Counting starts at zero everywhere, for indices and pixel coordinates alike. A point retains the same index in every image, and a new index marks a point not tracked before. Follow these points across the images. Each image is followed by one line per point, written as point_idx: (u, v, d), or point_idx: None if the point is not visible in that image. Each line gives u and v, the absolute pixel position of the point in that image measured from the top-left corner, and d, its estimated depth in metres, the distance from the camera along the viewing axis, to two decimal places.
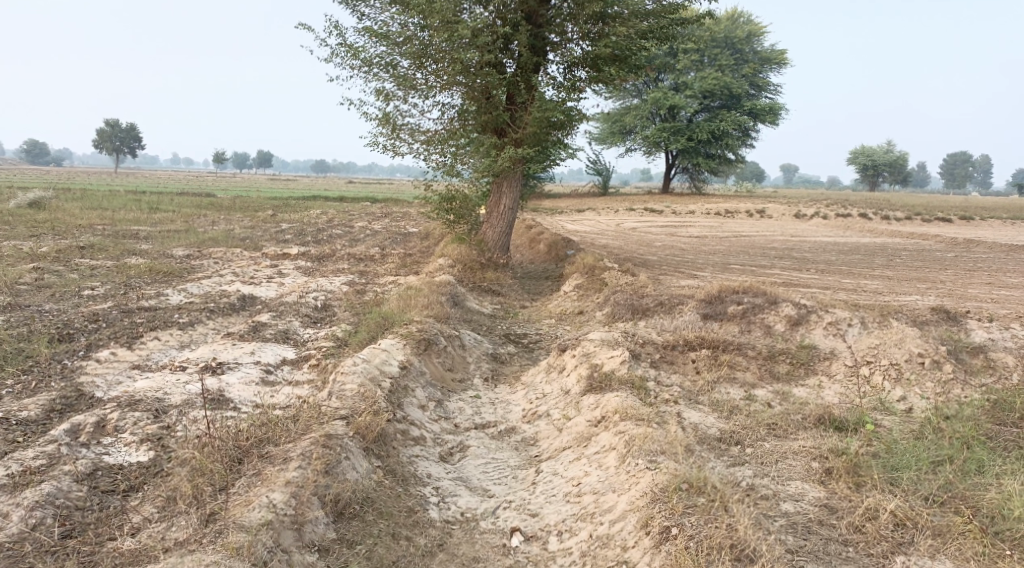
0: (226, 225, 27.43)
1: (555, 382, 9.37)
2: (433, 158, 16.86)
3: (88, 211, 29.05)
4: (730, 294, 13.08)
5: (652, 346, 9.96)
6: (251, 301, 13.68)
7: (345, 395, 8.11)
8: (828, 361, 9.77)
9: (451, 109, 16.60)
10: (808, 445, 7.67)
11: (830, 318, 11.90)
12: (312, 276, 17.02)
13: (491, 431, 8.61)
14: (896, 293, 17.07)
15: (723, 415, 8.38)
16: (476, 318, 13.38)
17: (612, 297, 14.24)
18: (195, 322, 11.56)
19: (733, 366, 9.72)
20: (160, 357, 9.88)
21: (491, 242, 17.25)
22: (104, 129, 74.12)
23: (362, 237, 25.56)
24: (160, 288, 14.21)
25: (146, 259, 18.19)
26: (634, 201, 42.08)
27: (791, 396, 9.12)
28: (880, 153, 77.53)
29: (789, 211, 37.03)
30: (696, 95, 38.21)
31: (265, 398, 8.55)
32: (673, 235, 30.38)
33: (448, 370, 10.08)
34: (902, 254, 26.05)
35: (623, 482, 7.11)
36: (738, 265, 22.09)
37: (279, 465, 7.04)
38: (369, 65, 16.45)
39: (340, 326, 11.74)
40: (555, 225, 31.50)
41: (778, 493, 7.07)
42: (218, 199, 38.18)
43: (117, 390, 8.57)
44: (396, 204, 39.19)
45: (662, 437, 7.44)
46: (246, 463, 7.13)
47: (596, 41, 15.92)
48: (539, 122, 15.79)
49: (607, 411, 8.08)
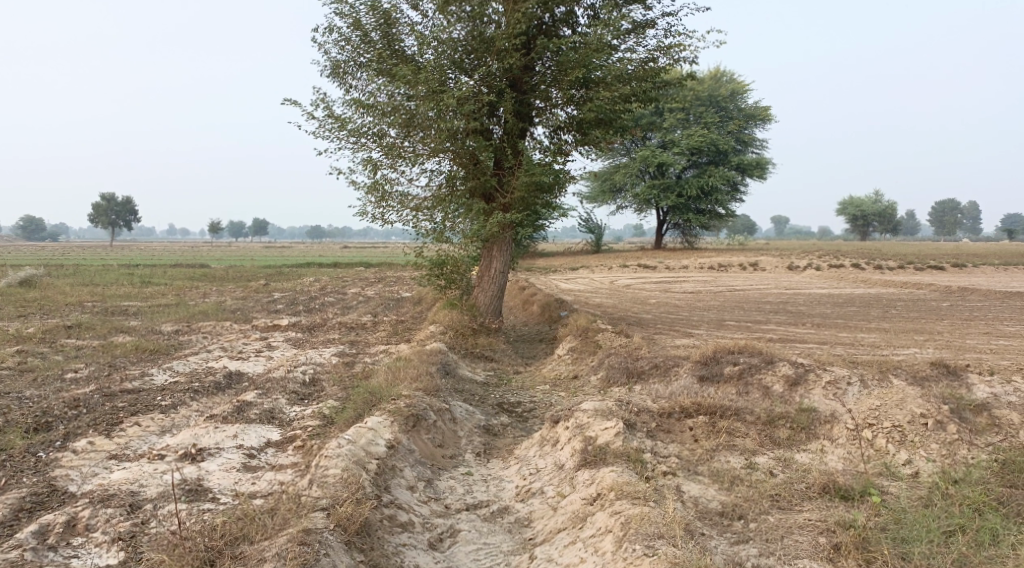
0: (218, 297, 27.23)
1: (549, 456, 9.06)
2: (422, 225, 16.76)
3: (79, 287, 28.84)
4: (725, 354, 12.89)
5: (647, 415, 9.67)
6: (238, 378, 13.40)
7: (327, 482, 7.74)
8: (829, 423, 9.48)
9: (440, 175, 16.55)
10: (814, 519, 7.36)
11: (828, 377, 11.67)
12: (301, 348, 16.77)
13: (482, 511, 8.27)
14: (894, 346, 16.87)
15: (724, 487, 8.07)
16: (469, 388, 13.09)
17: (606, 360, 13.99)
18: (179, 405, 11.26)
19: (732, 432, 9.42)
20: (141, 444, 9.54)
21: (484, 306, 16.99)
22: (99, 203, 74.34)
23: (354, 304, 25.35)
24: (146, 368, 13.94)
25: (135, 336, 17.94)
26: (626, 257, 42.09)
27: (793, 462, 8.82)
28: (870, 202, 78.07)
29: (782, 263, 37.01)
30: (684, 151, 38.50)
31: (245, 486, 8.25)
32: (667, 291, 30.27)
33: (438, 446, 9.76)
34: (897, 304, 25.91)
35: None
36: (733, 321, 21.90)
37: (253, 567, 6.71)
38: (356, 135, 16.46)
39: (328, 402, 11.45)
40: (548, 285, 31.40)
41: None
42: (212, 270, 38.10)
43: (92, 483, 8.21)
44: (389, 269, 39.14)
45: (659, 518, 7.13)
46: (218, 566, 6.81)
47: (580, 105, 15.96)
48: (527, 187, 15.75)
49: (600, 489, 7.79)
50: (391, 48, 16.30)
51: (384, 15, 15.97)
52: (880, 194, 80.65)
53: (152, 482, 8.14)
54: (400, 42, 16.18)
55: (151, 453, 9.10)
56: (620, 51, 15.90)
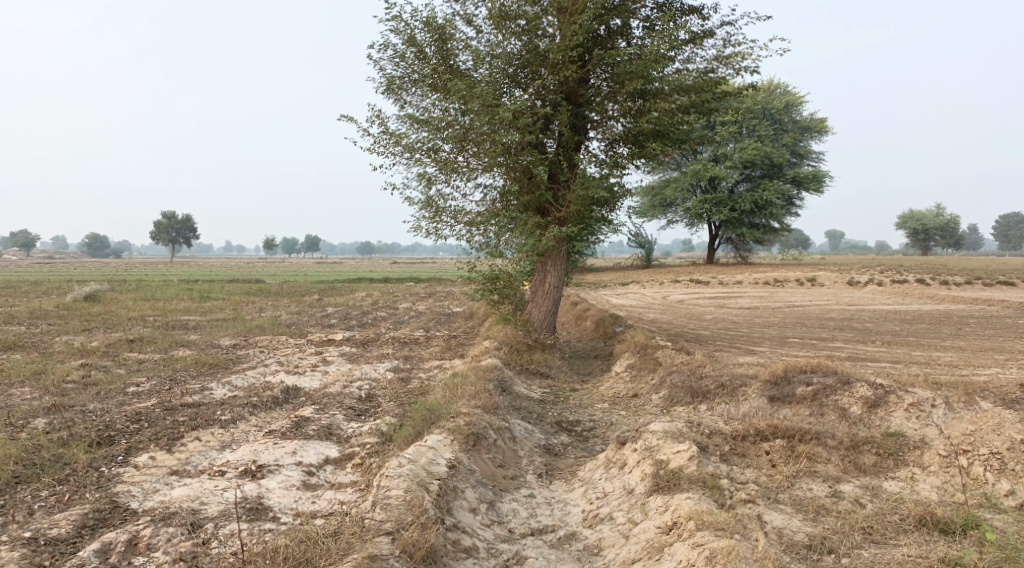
0: (274, 312, 27.27)
1: (617, 479, 8.58)
2: (476, 240, 16.42)
3: (140, 302, 29.15)
4: (797, 374, 12.37)
5: (720, 437, 9.16)
6: (296, 393, 13.17)
7: (391, 504, 7.37)
8: (918, 449, 9.02)
9: (494, 190, 16.19)
10: (913, 555, 6.82)
11: (911, 400, 11.08)
12: (357, 363, 16.53)
13: (549, 537, 7.83)
14: (973, 367, 16.04)
15: (809, 519, 7.55)
16: (527, 405, 12.67)
17: (668, 378, 13.46)
18: (238, 421, 11.04)
19: (813, 457, 8.91)
20: (200, 460, 9.31)
21: (537, 322, 16.58)
22: (160, 220, 75.80)
23: (407, 319, 25.14)
24: (205, 383, 13.81)
25: (193, 350, 17.92)
26: (678, 273, 41.35)
27: (882, 491, 8.39)
28: (931, 216, 75.95)
29: (842, 278, 35.94)
30: (738, 165, 37.70)
31: (305, 505, 7.92)
32: (722, 306, 29.53)
33: (499, 466, 9.35)
34: (969, 321, 24.84)
35: None
36: (797, 338, 21.16)
37: None
38: (410, 150, 16.25)
39: (386, 418, 11.12)
40: (601, 301, 30.88)
41: None
42: (267, 285, 38.39)
43: (153, 499, 7.96)
44: (441, 284, 39.00)
45: (747, 553, 6.62)
46: None
47: (636, 118, 15.49)
48: (582, 201, 15.31)
49: (679, 516, 7.31)
50: (446, 64, 16.02)
51: (439, 30, 15.77)
52: (941, 208, 78.45)
53: (212, 501, 7.86)
54: (454, 57, 15.91)
55: (211, 469, 8.85)
56: (678, 62, 15.38)
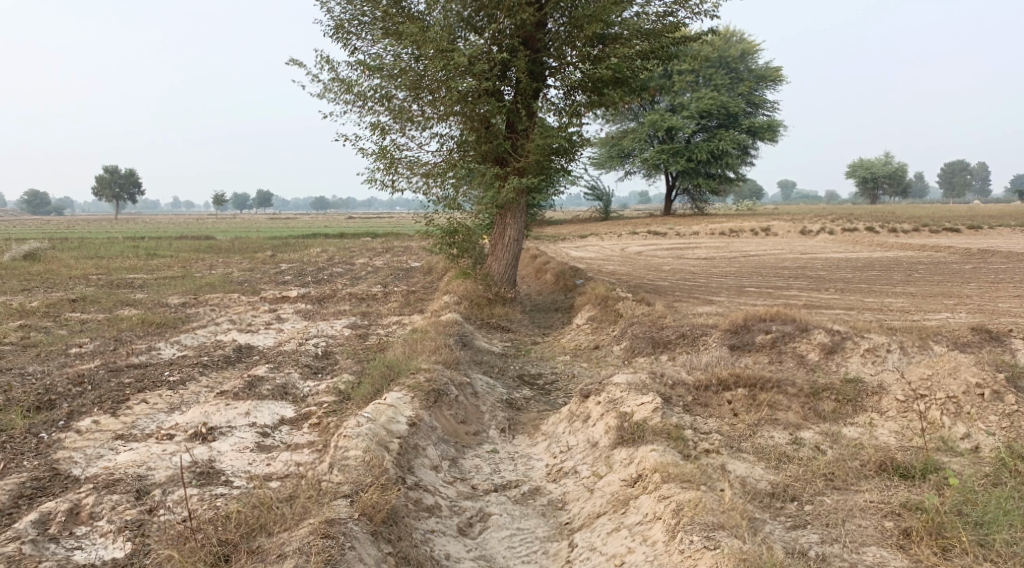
0: (225, 269, 26.69)
1: (581, 433, 8.50)
2: (433, 192, 16.10)
3: (84, 261, 28.31)
4: (756, 323, 12.39)
5: (682, 388, 9.11)
6: (248, 352, 12.87)
7: (349, 465, 7.19)
8: (877, 395, 9.10)
9: (450, 139, 15.87)
10: (876, 500, 6.84)
11: (867, 345, 11.19)
12: (312, 320, 16.21)
13: (512, 493, 7.74)
14: (925, 313, 16.27)
15: (772, 467, 7.54)
16: (487, 359, 12.55)
17: (628, 330, 13.42)
18: (188, 382, 10.73)
19: (774, 405, 8.92)
20: (148, 423, 9.02)
21: (497, 276, 16.34)
22: (104, 175, 73.60)
23: (363, 274, 24.77)
24: (153, 342, 13.43)
25: (141, 309, 17.44)
26: (635, 224, 41.38)
27: (842, 437, 8.40)
28: (880, 164, 77.00)
29: (795, 227, 36.28)
30: (694, 115, 37.63)
31: (260, 468, 7.71)
32: (679, 257, 29.64)
33: (461, 422, 9.22)
34: (919, 267, 25.24)
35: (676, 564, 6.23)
36: (753, 287, 21.28)
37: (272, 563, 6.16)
38: (363, 99, 15.80)
39: (342, 376, 10.91)
40: (559, 253, 30.74)
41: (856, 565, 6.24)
42: (217, 241, 37.62)
43: (96, 467, 7.70)
44: (396, 238, 38.55)
45: (715, 505, 6.57)
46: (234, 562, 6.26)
47: (596, 64, 15.15)
48: (541, 150, 15.05)
49: (643, 469, 7.25)
50: (397, 7, 15.49)
51: None
52: (890, 157, 79.52)
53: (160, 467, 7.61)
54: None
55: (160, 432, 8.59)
56: (637, 7, 15.12)
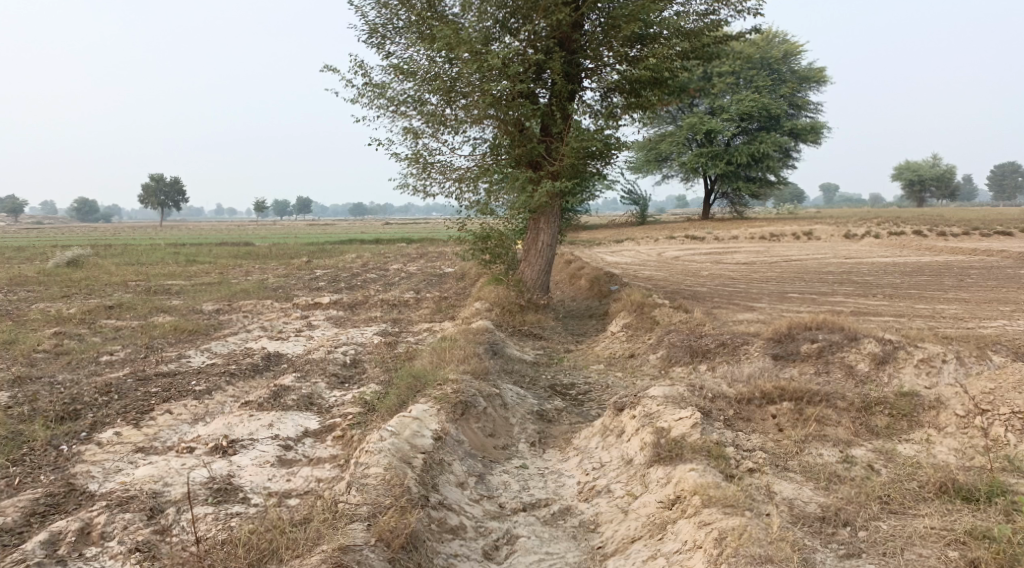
0: (261, 275, 26.62)
1: (615, 448, 8.04)
2: (466, 197, 15.75)
3: (124, 267, 28.45)
4: (802, 331, 11.83)
5: (723, 401, 8.60)
6: (277, 361, 12.60)
7: (368, 485, 6.80)
8: (934, 409, 8.53)
9: (483, 143, 15.50)
10: (938, 528, 6.30)
11: (921, 355, 10.59)
12: (343, 327, 15.92)
13: (542, 513, 7.30)
14: (980, 320, 15.50)
15: (821, 488, 7.02)
16: (519, 369, 12.14)
17: (666, 338, 12.92)
18: (214, 392, 10.46)
19: (822, 420, 8.39)
20: (170, 435, 8.73)
21: (531, 282, 15.91)
22: (146, 183, 74.49)
23: (397, 280, 24.51)
24: (183, 351, 13.22)
25: (174, 316, 17.32)
26: (674, 229, 40.69)
27: (896, 455, 7.86)
28: (926, 167, 75.14)
29: (838, 231, 35.35)
30: (734, 117, 36.72)
31: (279, 484, 7.35)
32: (718, 262, 28.96)
33: (489, 436, 8.81)
34: (970, 272, 24.29)
35: None
36: (796, 293, 20.57)
37: None
38: (395, 103, 15.50)
39: (370, 386, 10.56)
40: (596, 259, 30.23)
41: None
42: (256, 248, 37.80)
43: (113, 482, 7.41)
44: (433, 244, 38.33)
45: (761, 535, 6.05)
46: None
47: (634, 64, 14.74)
48: (576, 153, 14.60)
49: (682, 491, 6.77)
50: (432, 10, 15.17)
51: None
52: (937, 159, 77.62)
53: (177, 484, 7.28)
54: (440, 2, 15.05)
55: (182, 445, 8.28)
56: (677, 5, 14.63)
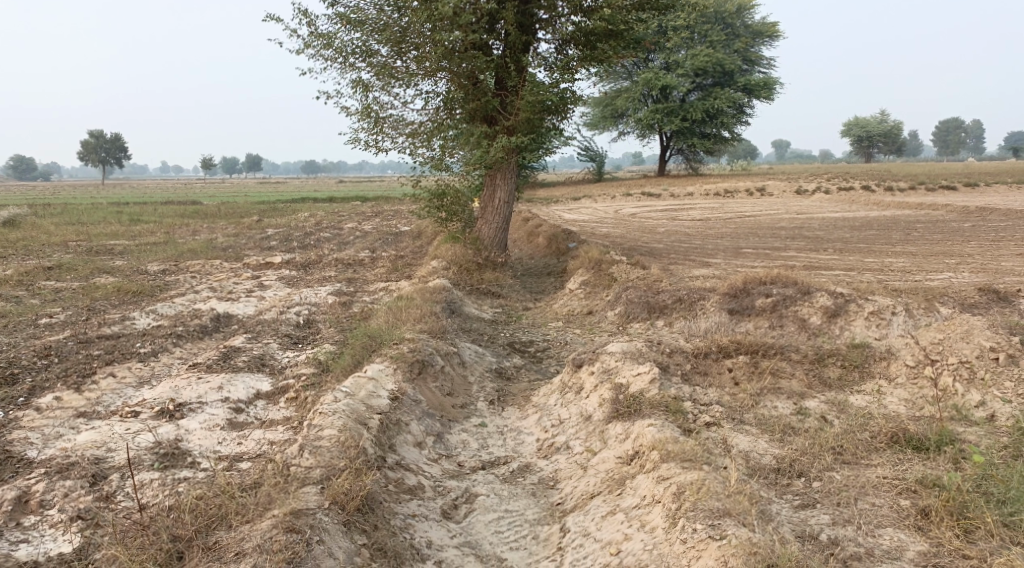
0: (209, 235, 26.05)
1: (574, 405, 8.03)
2: (419, 152, 15.54)
3: (66, 227, 27.61)
4: (756, 286, 11.91)
5: (680, 356, 8.62)
6: (226, 322, 12.35)
7: (323, 447, 6.70)
8: (885, 360, 8.65)
9: (436, 97, 15.25)
10: (890, 477, 6.41)
11: (871, 308, 10.75)
12: (295, 287, 15.66)
13: (500, 471, 7.28)
14: (927, 272, 15.78)
15: (776, 440, 7.09)
16: (476, 327, 12.07)
17: (623, 294, 12.94)
18: (160, 354, 10.21)
19: (777, 373, 8.46)
20: (114, 399, 8.51)
21: (488, 240, 15.79)
22: (88, 140, 72.27)
23: (351, 239, 24.16)
24: (128, 312, 12.88)
25: (119, 277, 16.87)
26: (629, 186, 40.74)
27: (849, 406, 7.96)
28: (875, 123, 76.09)
29: (790, 187, 35.68)
30: (689, 73, 36.93)
31: (230, 447, 7.22)
32: (673, 218, 29.06)
33: (447, 395, 8.75)
34: (918, 226, 24.73)
35: (674, 555, 5.78)
36: (750, 248, 20.74)
37: (231, 562, 5.68)
38: (344, 56, 15.13)
39: (323, 347, 10.40)
40: (552, 216, 30.15)
41: (871, 551, 5.79)
42: (204, 207, 36.99)
43: (54, 448, 7.21)
44: (386, 201, 37.88)
45: (719, 488, 6.07)
46: (190, 558, 5.77)
47: (589, 14, 14.55)
48: (531, 107, 14.41)
49: (639, 446, 6.78)
50: None
51: None
52: (886, 115, 78.66)
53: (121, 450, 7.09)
54: None
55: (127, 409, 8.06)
56: None
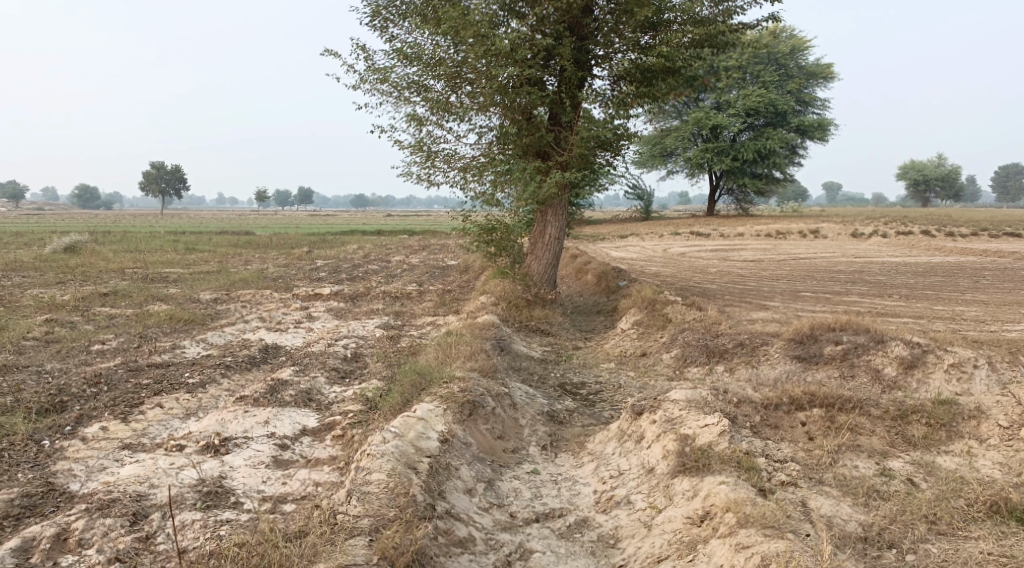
0: (260, 264, 26.08)
1: (635, 455, 7.48)
2: (471, 187, 15.24)
3: (121, 254, 27.88)
4: (824, 332, 11.29)
5: (749, 406, 8.01)
6: (275, 353, 12.06)
7: (370, 494, 6.25)
8: (974, 419, 8.00)
9: (490, 132, 14.94)
10: (994, 554, 5.87)
11: (951, 359, 10.16)
12: (344, 319, 15.36)
13: (557, 525, 6.75)
14: (1001, 323, 14.96)
15: (861, 504, 6.52)
16: (527, 366, 11.59)
17: (680, 336, 12.39)
18: (207, 385, 9.92)
19: (855, 429, 7.86)
20: (159, 431, 8.16)
21: (538, 276, 15.35)
22: (148, 170, 73.95)
23: (399, 273, 23.92)
24: (177, 340, 12.68)
25: (171, 305, 16.78)
26: (680, 225, 40.09)
27: (937, 469, 7.38)
28: (932, 167, 74.44)
29: (846, 230, 34.74)
30: (740, 113, 36.27)
31: (274, 487, 6.74)
32: (726, 259, 28.38)
33: (498, 438, 8.26)
34: (984, 273, 23.73)
35: None
36: (809, 292, 19.99)
37: None
38: (399, 89, 14.94)
39: (372, 382, 10.02)
40: (600, 254, 29.63)
41: None
42: (257, 237, 37.25)
43: (96, 481, 6.88)
44: (435, 236, 37.78)
45: (811, 563, 5.51)
46: None
47: (647, 50, 14.19)
48: (585, 143, 14.04)
49: (712, 506, 6.24)
50: None
51: None
52: (944, 159, 77.02)
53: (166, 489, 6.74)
54: None
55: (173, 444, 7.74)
56: None
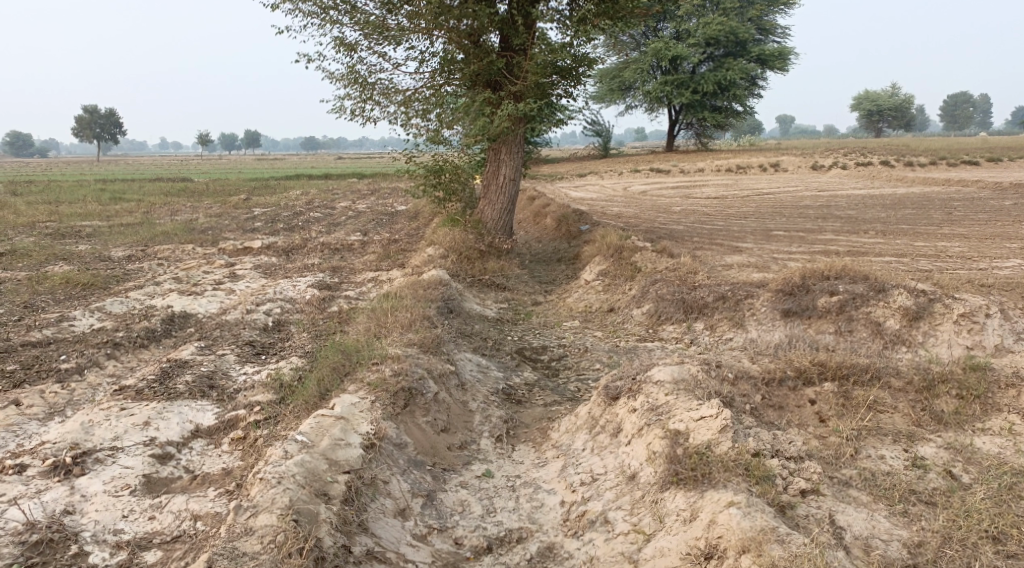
0: (190, 215, 23.94)
1: (610, 454, 6.10)
2: (413, 124, 13.46)
3: (38, 206, 25.51)
4: (817, 281, 9.85)
5: (748, 383, 6.51)
6: (182, 323, 10.39)
7: (263, 557, 4.94)
8: (1013, 389, 6.58)
9: (433, 59, 13.12)
10: None
11: (961, 309, 8.79)
12: (273, 277, 13.63)
13: (515, 558, 5.53)
14: (991, 258, 13.70)
15: (900, 515, 5.34)
16: (479, 330, 10.04)
17: (651, 289, 10.85)
18: (86, 371, 8.42)
19: (875, 406, 6.44)
20: (7, 442, 6.96)
21: (491, 223, 13.63)
22: (82, 116, 69.69)
23: (343, 220, 22.09)
24: (69, 310, 10.92)
25: (75, 264, 14.88)
26: (638, 162, 38.45)
27: (978, 453, 6.02)
28: (885, 96, 73.39)
29: (806, 162, 33.44)
30: (699, 43, 34.52)
31: (137, 524, 5.58)
32: (688, 197, 26.92)
33: (442, 432, 6.74)
34: (955, 204, 22.59)
35: None
36: (781, 230, 18.57)
37: None
38: (325, 10, 13.02)
39: (291, 363, 8.44)
40: (558, 194, 27.85)
41: None
42: (194, 184, 34.86)
43: None
44: (384, 179, 35.69)
45: None
46: None
47: None
48: (541, 70, 12.31)
49: (723, 545, 4.99)
50: None
51: None
52: (897, 88, 76.15)
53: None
54: None
55: (29, 466, 6.14)
56: None
